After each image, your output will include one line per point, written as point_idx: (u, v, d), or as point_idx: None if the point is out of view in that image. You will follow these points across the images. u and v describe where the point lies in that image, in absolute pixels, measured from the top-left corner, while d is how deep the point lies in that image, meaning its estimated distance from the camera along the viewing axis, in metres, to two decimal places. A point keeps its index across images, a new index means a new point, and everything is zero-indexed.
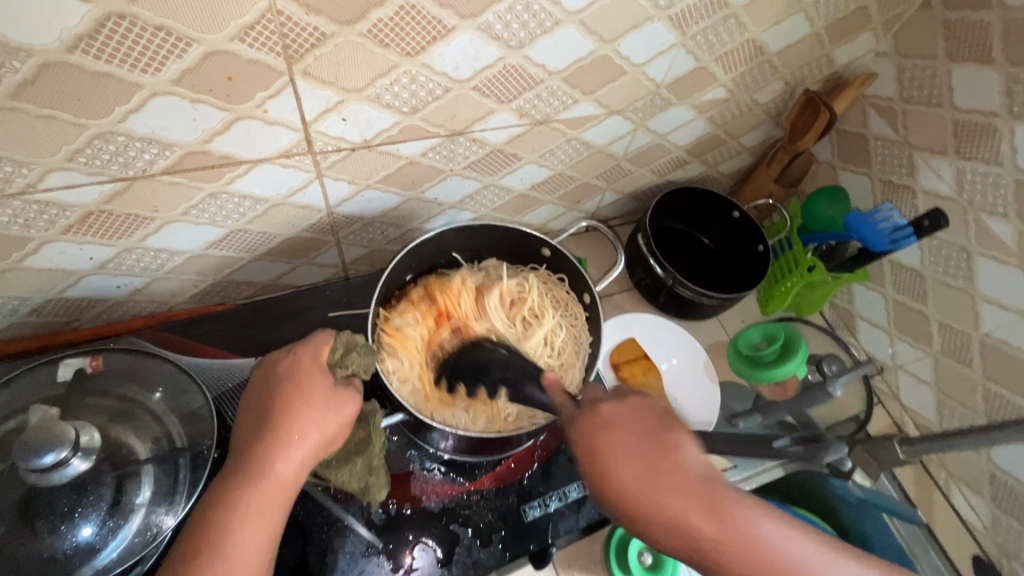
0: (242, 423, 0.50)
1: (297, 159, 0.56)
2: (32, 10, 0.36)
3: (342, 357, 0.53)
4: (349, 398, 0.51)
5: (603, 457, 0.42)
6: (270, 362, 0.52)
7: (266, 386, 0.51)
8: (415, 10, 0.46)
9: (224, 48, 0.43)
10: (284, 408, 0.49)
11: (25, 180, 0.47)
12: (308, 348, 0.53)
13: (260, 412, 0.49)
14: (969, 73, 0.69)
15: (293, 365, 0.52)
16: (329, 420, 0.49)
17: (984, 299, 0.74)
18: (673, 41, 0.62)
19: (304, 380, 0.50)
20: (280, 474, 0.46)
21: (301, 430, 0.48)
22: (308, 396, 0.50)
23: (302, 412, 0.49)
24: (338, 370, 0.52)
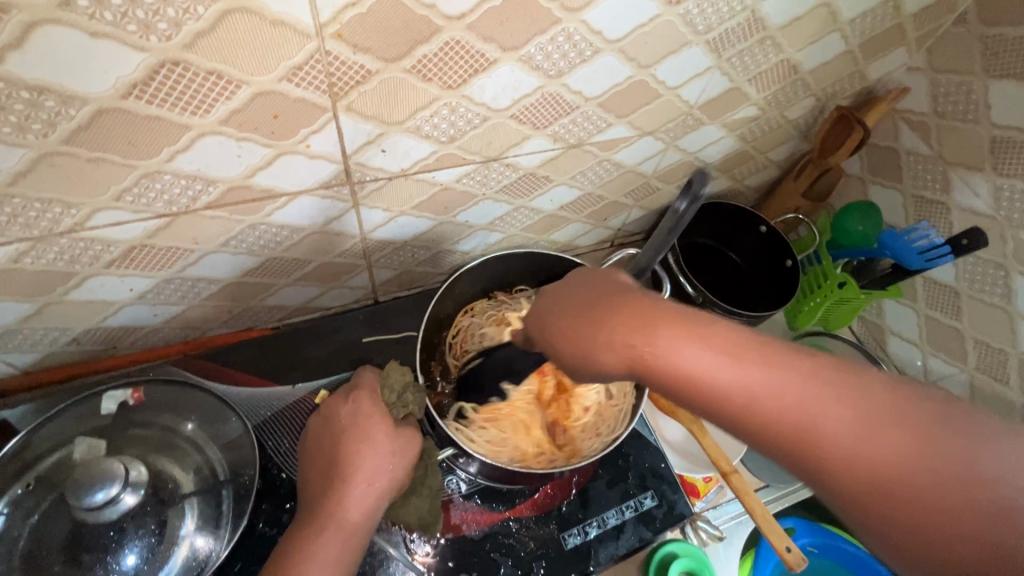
0: (308, 467, 0.51)
1: (335, 190, 0.56)
2: (89, 61, 0.36)
3: (399, 397, 0.54)
4: (412, 444, 0.51)
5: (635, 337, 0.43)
6: (333, 405, 0.52)
7: (329, 431, 0.51)
8: (459, 45, 0.46)
9: (272, 88, 0.43)
10: (350, 455, 0.49)
11: (72, 220, 0.47)
12: (370, 390, 0.53)
13: (326, 457, 0.50)
14: (1009, 89, 0.68)
15: (356, 408, 0.51)
16: (395, 466, 0.50)
17: (1022, 317, 0.73)
18: (709, 64, 0.62)
19: (369, 426, 0.50)
20: (349, 521, 0.47)
21: (368, 477, 0.48)
22: (373, 443, 0.49)
23: (370, 460, 0.49)
24: (401, 411, 0.54)
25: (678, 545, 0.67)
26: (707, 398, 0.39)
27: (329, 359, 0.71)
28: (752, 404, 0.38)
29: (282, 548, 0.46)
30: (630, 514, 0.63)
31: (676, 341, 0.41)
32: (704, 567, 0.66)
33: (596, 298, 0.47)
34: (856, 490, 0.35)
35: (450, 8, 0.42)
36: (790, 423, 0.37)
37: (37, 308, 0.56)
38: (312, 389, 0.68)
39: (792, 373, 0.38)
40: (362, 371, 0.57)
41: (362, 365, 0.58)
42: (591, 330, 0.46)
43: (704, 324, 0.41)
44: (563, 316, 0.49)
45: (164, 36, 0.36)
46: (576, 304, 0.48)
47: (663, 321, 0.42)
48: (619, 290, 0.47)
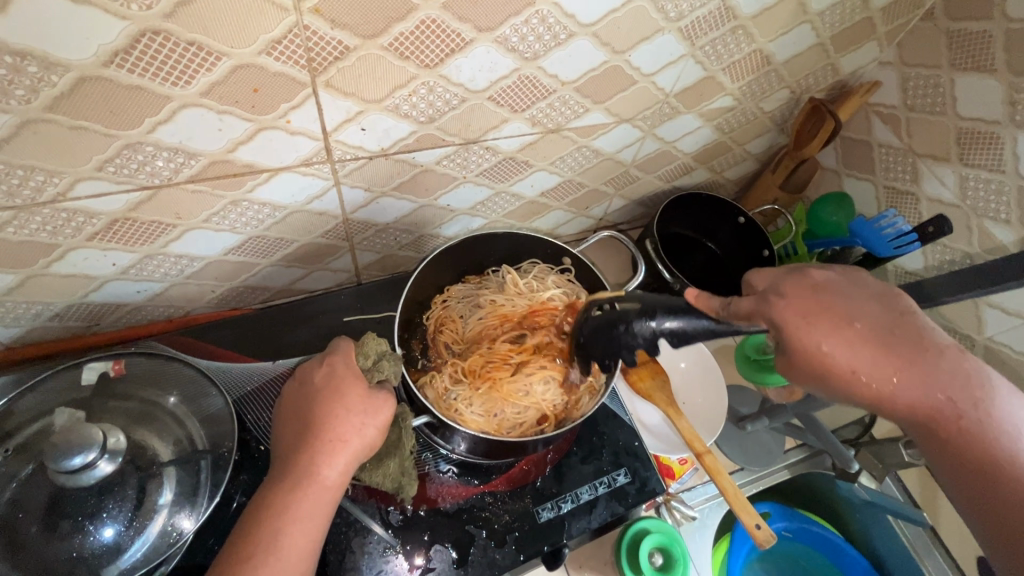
0: (283, 430, 0.52)
1: (316, 167, 0.58)
2: (71, 27, 0.37)
3: (375, 364, 0.55)
4: (384, 403, 0.53)
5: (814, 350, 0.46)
6: (307, 371, 0.54)
7: (305, 395, 0.53)
8: (435, 25, 0.48)
9: (252, 61, 0.44)
10: (326, 414, 0.50)
11: (55, 190, 0.48)
12: (342, 356, 0.55)
13: (301, 419, 0.51)
14: (972, 82, 0.70)
15: (329, 372, 0.54)
16: (370, 424, 0.51)
17: (987, 303, 0.75)
18: (683, 52, 0.64)
19: (342, 387, 0.52)
20: (326, 478, 0.48)
21: (343, 435, 0.50)
22: (346, 401, 0.51)
23: (343, 416, 0.50)
24: (376, 376, 0.54)
25: (652, 521, 0.69)
26: (887, 408, 0.45)
27: (311, 339, 0.72)
28: (988, 432, 0.43)
29: (254, 506, 0.47)
30: (603, 490, 0.65)
31: (927, 374, 0.44)
32: (675, 543, 0.68)
33: (825, 302, 0.47)
34: (966, 468, 0.44)
35: None
36: (942, 421, 0.44)
37: (20, 280, 0.56)
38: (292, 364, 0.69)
39: (960, 382, 0.44)
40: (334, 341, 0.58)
41: (338, 335, 0.59)
42: (839, 344, 0.45)
43: (935, 339, 0.45)
44: (812, 326, 0.46)
45: (145, 4, 0.38)
46: (806, 314, 0.46)
47: (875, 331, 0.45)
48: (807, 296, 0.47)
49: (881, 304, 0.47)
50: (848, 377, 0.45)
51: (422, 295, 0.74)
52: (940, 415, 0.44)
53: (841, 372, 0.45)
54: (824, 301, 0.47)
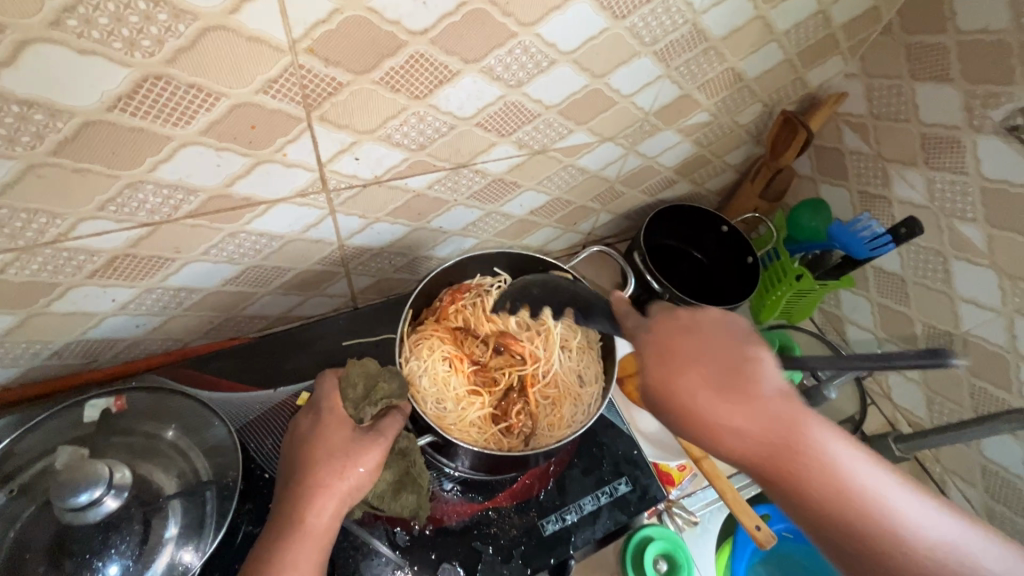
0: (281, 475, 0.53)
1: (312, 198, 0.60)
2: (77, 77, 0.39)
3: (367, 396, 0.57)
4: (367, 444, 0.52)
5: (681, 391, 0.47)
6: (297, 419, 0.56)
7: (296, 442, 0.54)
8: (423, 59, 0.50)
9: (250, 100, 0.46)
10: (308, 461, 0.51)
11: (57, 231, 0.49)
12: (325, 402, 0.56)
13: (290, 467, 0.52)
14: (931, 90, 0.74)
15: (315, 419, 0.55)
16: (354, 467, 0.51)
17: (962, 299, 0.78)
18: (659, 73, 0.67)
19: (324, 434, 0.53)
20: (313, 523, 0.48)
21: (324, 480, 0.50)
22: (327, 447, 0.52)
23: (325, 463, 0.51)
24: (367, 410, 0.56)
25: (655, 528, 0.70)
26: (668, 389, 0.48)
27: (311, 367, 0.73)
28: (822, 473, 0.44)
29: (252, 556, 0.48)
30: (605, 500, 0.66)
31: (717, 405, 0.45)
32: (679, 548, 0.69)
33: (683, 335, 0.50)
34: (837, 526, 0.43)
35: (413, 23, 0.46)
36: (787, 468, 0.44)
37: (19, 320, 0.57)
38: (294, 392, 0.70)
39: (784, 425, 0.44)
40: (320, 379, 0.59)
41: (324, 370, 0.60)
42: (686, 377, 0.47)
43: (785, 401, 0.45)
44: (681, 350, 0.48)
45: (148, 52, 0.39)
46: (684, 360, 0.48)
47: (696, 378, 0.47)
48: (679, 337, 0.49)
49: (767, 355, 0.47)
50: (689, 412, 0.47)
51: (418, 315, 0.75)
52: (769, 466, 0.44)
53: (707, 419, 0.45)
54: (711, 337, 0.48)
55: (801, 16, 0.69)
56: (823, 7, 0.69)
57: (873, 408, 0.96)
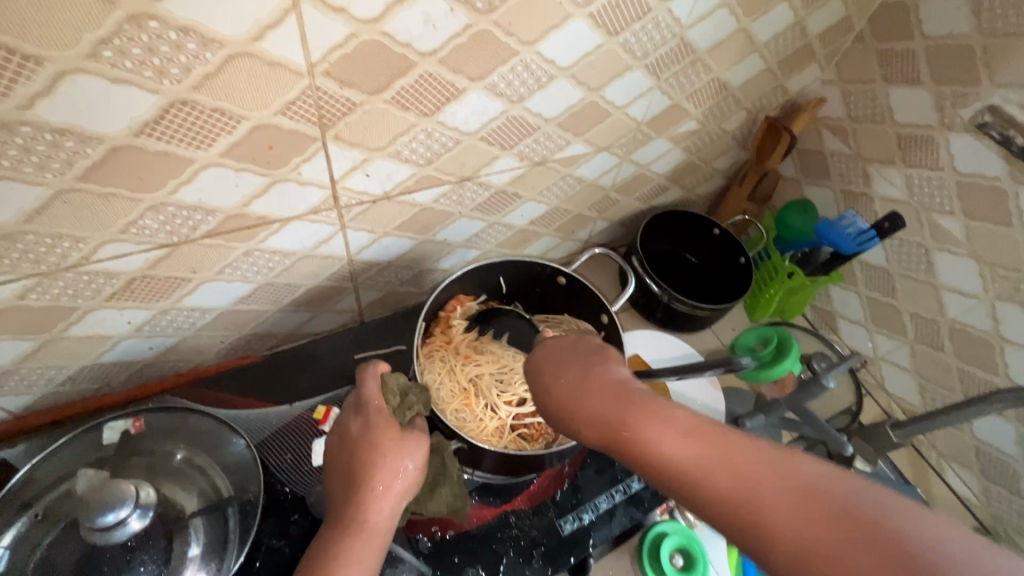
0: (333, 477, 0.55)
1: (324, 214, 0.61)
2: (109, 104, 0.41)
3: (402, 402, 0.59)
4: (419, 444, 0.55)
5: (549, 386, 0.53)
6: (344, 422, 0.57)
7: (346, 443, 0.55)
8: (432, 78, 0.53)
9: (270, 122, 0.48)
10: (366, 462, 0.53)
11: (80, 254, 0.51)
12: (372, 403, 0.57)
13: (345, 468, 0.54)
14: (904, 93, 0.79)
15: (365, 421, 0.56)
16: (407, 467, 0.54)
17: (946, 288, 0.82)
18: (650, 85, 0.70)
19: (376, 435, 0.55)
20: (374, 523, 0.51)
21: (385, 481, 0.52)
22: (382, 448, 0.54)
23: (382, 463, 0.53)
24: (408, 414, 0.58)
25: (669, 523, 0.71)
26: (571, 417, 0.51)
27: (323, 381, 0.73)
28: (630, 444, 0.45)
29: (313, 553, 0.49)
30: (620, 498, 0.68)
31: (598, 396, 0.49)
32: (693, 542, 0.71)
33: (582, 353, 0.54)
34: (713, 501, 0.40)
35: (423, 45, 0.49)
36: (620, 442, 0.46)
37: (37, 345, 0.57)
38: (309, 406, 0.71)
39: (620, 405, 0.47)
40: (361, 379, 0.59)
41: (361, 365, 0.61)
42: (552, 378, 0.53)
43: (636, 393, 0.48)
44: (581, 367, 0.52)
45: (176, 79, 0.41)
46: (556, 359, 0.54)
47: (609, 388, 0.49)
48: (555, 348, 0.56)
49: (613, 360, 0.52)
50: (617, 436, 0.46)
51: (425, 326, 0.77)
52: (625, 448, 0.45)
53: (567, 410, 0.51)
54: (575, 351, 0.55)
55: (780, 28, 0.73)
56: (800, 19, 0.74)
57: (869, 398, 0.99)
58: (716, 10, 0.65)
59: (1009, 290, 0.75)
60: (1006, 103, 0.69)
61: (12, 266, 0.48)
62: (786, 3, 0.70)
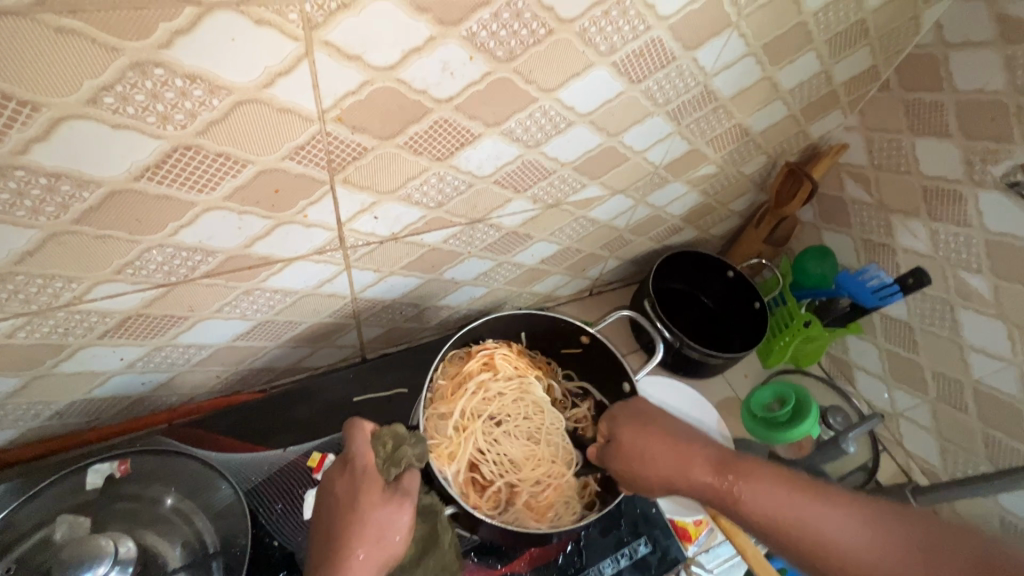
0: (316, 539, 0.54)
1: (329, 255, 0.59)
2: (109, 149, 0.39)
3: (393, 454, 0.56)
4: (402, 510, 0.53)
5: (671, 461, 0.61)
6: (330, 480, 0.55)
7: (331, 504, 0.54)
8: (447, 124, 0.51)
9: (276, 166, 0.46)
10: (346, 529, 0.51)
11: (72, 294, 0.48)
12: (359, 460, 0.55)
13: (327, 532, 0.52)
14: (931, 145, 0.77)
15: (351, 481, 0.54)
16: (391, 534, 0.52)
17: (971, 347, 0.79)
18: (670, 131, 0.68)
19: (359, 499, 0.53)
20: None
21: (363, 551, 0.51)
22: (364, 514, 0.52)
23: (361, 532, 0.51)
24: (394, 469, 0.55)
25: None
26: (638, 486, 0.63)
27: (318, 420, 0.70)
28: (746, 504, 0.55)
29: None
30: (625, 562, 0.65)
31: (741, 475, 0.56)
32: None
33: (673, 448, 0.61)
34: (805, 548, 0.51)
35: (440, 92, 0.47)
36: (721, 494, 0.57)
37: (24, 381, 0.55)
38: (303, 450, 0.68)
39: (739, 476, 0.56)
40: (349, 432, 0.57)
41: (350, 418, 0.59)
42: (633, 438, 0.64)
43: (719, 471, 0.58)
44: (651, 456, 0.62)
45: (180, 125, 0.40)
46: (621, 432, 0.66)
47: (745, 474, 0.56)
48: (621, 450, 0.65)
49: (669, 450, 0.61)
50: (696, 485, 0.59)
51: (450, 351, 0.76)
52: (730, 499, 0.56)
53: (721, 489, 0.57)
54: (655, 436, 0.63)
55: (806, 76, 0.71)
56: (825, 68, 0.71)
57: (886, 455, 0.95)
58: (742, 59, 0.63)
59: None
60: None
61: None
62: (814, 52, 0.67)
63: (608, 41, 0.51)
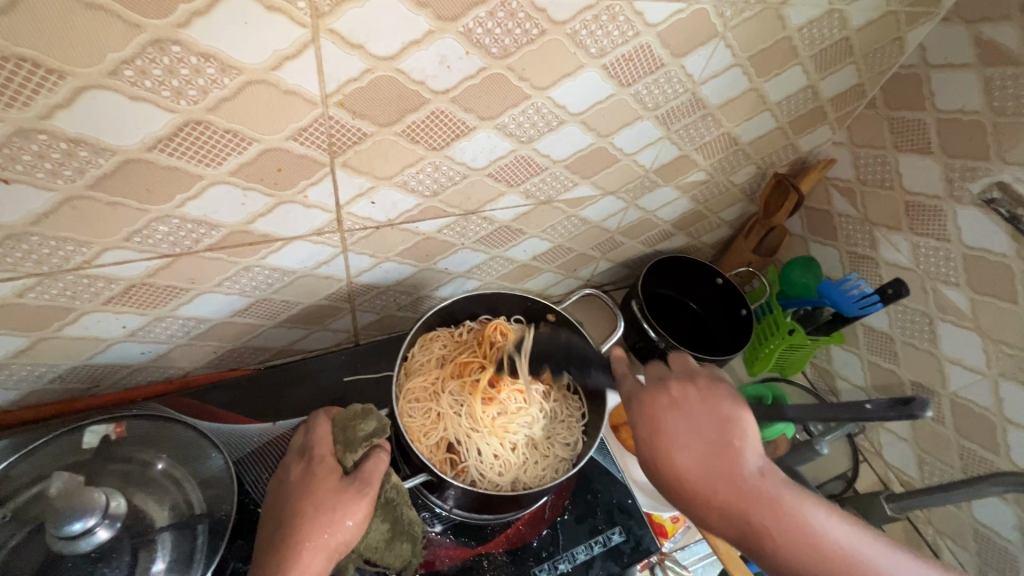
0: (266, 523, 0.54)
1: (327, 236, 0.62)
2: (125, 119, 0.42)
3: (347, 444, 0.58)
4: (355, 496, 0.54)
5: (669, 449, 0.53)
6: (288, 465, 0.57)
7: (284, 489, 0.55)
8: (443, 115, 0.54)
9: (279, 146, 0.49)
10: (298, 512, 0.52)
11: (82, 258, 0.51)
12: (317, 449, 0.58)
13: (278, 516, 0.53)
14: (913, 161, 0.79)
15: (307, 467, 0.56)
16: (341, 521, 0.52)
17: (948, 359, 0.81)
18: (660, 135, 0.71)
19: (315, 482, 0.55)
20: None
21: (313, 535, 0.51)
22: (318, 497, 0.53)
23: (315, 514, 0.52)
24: (349, 456, 0.57)
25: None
26: (687, 494, 0.52)
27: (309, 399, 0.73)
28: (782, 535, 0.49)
29: None
30: (598, 549, 0.67)
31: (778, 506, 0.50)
32: None
33: (781, 490, 0.50)
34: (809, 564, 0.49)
35: (436, 84, 0.50)
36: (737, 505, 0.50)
37: (31, 342, 0.58)
38: (293, 425, 0.70)
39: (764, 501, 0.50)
40: (312, 423, 0.61)
41: (315, 413, 0.62)
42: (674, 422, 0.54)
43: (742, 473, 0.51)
44: (681, 453, 0.53)
45: (192, 101, 0.43)
46: (670, 407, 0.55)
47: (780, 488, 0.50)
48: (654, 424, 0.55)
49: (735, 421, 0.53)
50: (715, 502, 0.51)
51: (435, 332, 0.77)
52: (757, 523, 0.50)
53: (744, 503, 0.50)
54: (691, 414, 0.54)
55: (792, 89, 0.74)
56: (812, 82, 0.74)
57: (865, 465, 0.97)
58: (728, 69, 0.66)
59: (1013, 368, 0.74)
60: (1015, 180, 0.69)
61: (14, 264, 0.49)
62: (800, 66, 0.71)
63: (598, 44, 0.54)
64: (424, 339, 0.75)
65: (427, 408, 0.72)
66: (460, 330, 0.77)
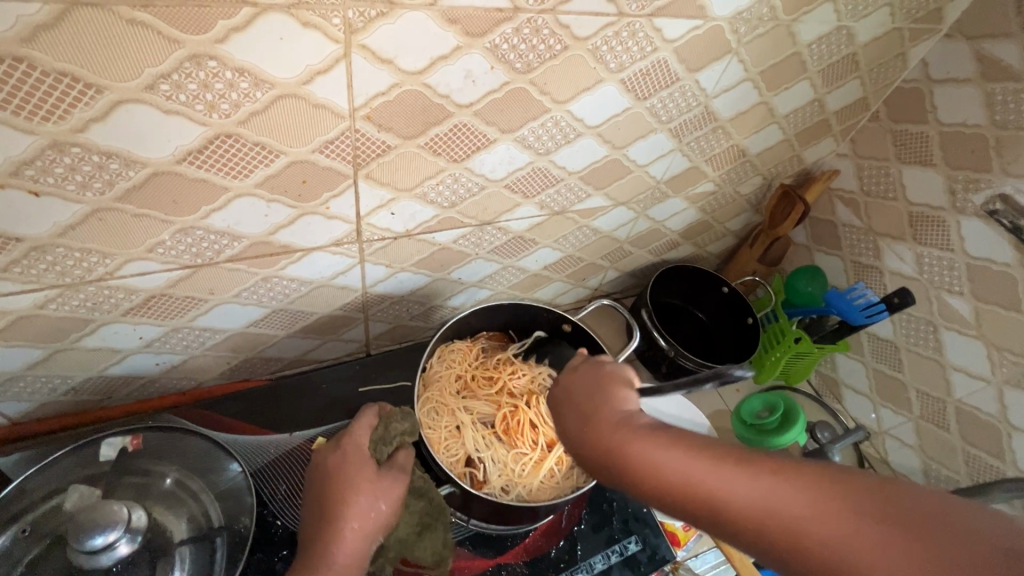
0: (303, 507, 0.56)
1: (345, 247, 0.62)
2: (158, 132, 0.42)
3: (383, 435, 0.59)
4: (394, 485, 0.56)
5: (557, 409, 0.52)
6: (320, 454, 0.58)
7: (319, 478, 0.56)
8: (465, 129, 0.55)
9: (306, 158, 0.50)
10: (337, 499, 0.54)
11: (105, 269, 0.51)
12: (352, 440, 0.59)
13: (316, 501, 0.55)
14: (917, 173, 0.81)
15: (342, 455, 0.57)
16: (380, 508, 0.55)
17: (954, 367, 0.82)
18: (672, 147, 0.72)
19: (351, 471, 0.56)
20: (336, 562, 0.51)
21: (354, 521, 0.53)
22: (356, 485, 0.55)
23: (354, 501, 0.54)
24: (384, 449, 0.59)
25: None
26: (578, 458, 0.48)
27: (323, 409, 0.73)
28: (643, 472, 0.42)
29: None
30: (615, 559, 0.67)
31: (625, 439, 0.44)
32: None
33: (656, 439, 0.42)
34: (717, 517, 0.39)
35: (460, 98, 0.51)
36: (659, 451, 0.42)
37: (48, 354, 0.58)
38: (309, 436, 0.70)
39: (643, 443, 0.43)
40: (359, 413, 0.62)
41: (364, 405, 0.64)
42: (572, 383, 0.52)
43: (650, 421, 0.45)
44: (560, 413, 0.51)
45: (224, 114, 0.43)
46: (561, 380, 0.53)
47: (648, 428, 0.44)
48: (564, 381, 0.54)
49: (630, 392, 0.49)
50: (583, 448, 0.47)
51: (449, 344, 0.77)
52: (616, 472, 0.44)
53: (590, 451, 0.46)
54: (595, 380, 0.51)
55: (800, 103, 0.76)
56: (818, 96, 0.76)
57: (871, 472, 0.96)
58: (740, 83, 0.67)
59: (1017, 375, 0.75)
60: (1016, 192, 0.71)
61: (37, 276, 0.49)
62: (807, 80, 0.72)
63: (618, 60, 0.55)
64: (440, 351, 0.75)
65: (443, 422, 0.71)
66: (475, 343, 0.77)
